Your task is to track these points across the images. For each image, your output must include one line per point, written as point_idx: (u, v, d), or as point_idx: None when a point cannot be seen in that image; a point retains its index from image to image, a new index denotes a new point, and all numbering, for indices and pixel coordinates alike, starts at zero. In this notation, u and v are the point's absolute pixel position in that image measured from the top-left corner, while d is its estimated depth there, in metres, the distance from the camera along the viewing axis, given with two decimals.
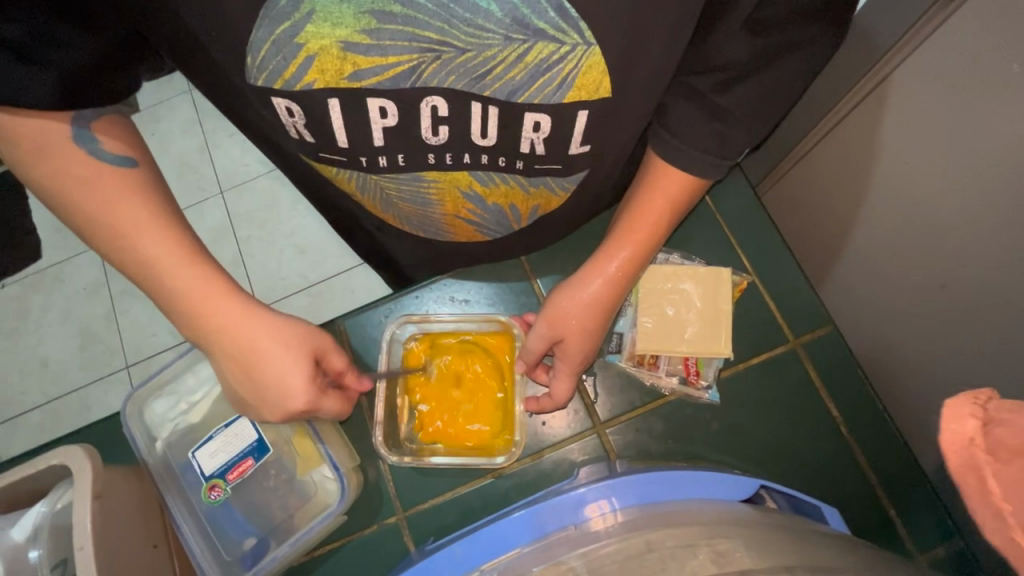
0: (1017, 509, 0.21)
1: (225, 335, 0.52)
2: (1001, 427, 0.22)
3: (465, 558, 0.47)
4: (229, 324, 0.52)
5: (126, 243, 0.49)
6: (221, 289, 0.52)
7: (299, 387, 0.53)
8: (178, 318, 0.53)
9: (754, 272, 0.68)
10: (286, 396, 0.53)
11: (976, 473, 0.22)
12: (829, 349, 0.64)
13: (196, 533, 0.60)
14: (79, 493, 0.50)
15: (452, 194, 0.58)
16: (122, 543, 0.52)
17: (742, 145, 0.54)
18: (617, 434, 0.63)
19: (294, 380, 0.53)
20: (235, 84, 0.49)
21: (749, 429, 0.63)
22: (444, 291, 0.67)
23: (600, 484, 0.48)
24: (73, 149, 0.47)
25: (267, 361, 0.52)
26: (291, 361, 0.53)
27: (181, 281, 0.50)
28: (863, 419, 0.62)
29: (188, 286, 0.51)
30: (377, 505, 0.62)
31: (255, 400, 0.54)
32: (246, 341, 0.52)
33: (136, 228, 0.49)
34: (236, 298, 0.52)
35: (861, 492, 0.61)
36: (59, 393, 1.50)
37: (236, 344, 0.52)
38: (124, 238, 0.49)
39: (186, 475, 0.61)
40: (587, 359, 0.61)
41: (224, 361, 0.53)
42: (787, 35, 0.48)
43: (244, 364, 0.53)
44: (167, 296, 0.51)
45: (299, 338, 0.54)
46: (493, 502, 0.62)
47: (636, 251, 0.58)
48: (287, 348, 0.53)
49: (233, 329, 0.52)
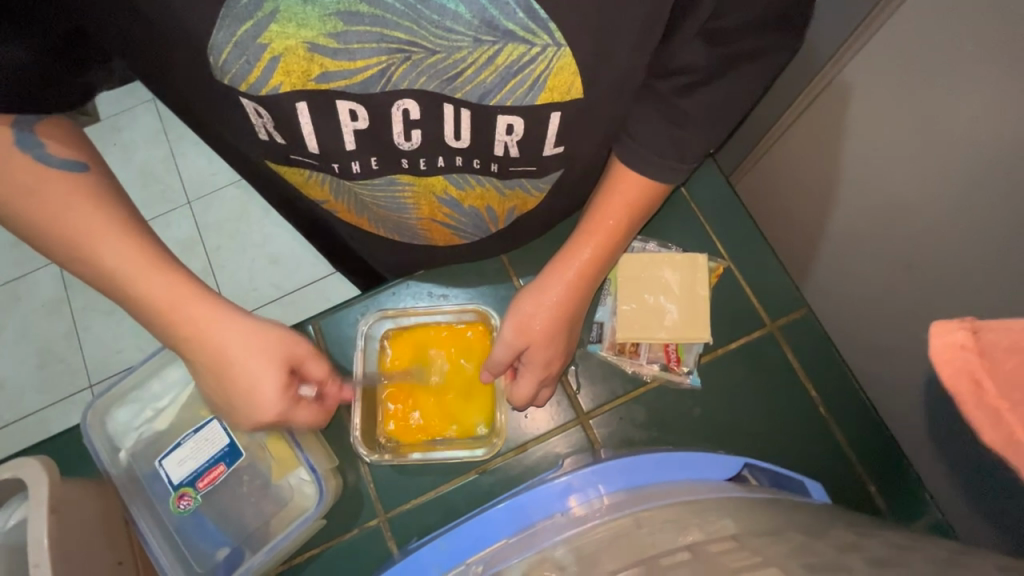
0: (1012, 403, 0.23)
1: (191, 353, 0.51)
2: (989, 331, 0.24)
3: (451, 553, 0.46)
4: (201, 329, 0.50)
5: (86, 254, 0.46)
6: (191, 291, 0.49)
7: (272, 398, 0.52)
8: (149, 323, 0.50)
9: (729, 257, 0.68)
10: (258, 407, 0.52)
11: (970, 377, 0.24)
12: (803, 332, 0.65)
13: (165, 546, 0.56)
14: (34, 505, 0.47)
15: (427, 198, 0.56)
16: (85, 559, 0.49)
17: (701, 152, 0.52)
18: (601, 425, 0.63)
19: (268, 392, 0.51)
20: (196, 82, 0.45)
21: (730, 414, 0.64)
22: (420, 287, 0.66)
23: (588, 469, 0.47)
24: (25, 160, 0.44)
25: (239, 368, 0.51)
26: (264, 371, 0.51)
27: (148, 288, 0.48)
28: (840, 398, 0.63)
29: (156, 294, 0.48)
30: (357, 509, 0.60)
31: (226, 406, 0.53)
32: (221, 346, 0.50)
33: (92, 239, 0.46)
34: (210, 301, 0.50)
35: (844, 469, 0.62)
36: (19, 416, 1.42)
37: (211, 351, 0.50)
38: (81, 245, 0.46)
39: (153, 486, 0.58)
40: (555, 366, 0.58)
41: (200, 369, 0.51)
42: (743, 45, 0.46)
43: (217, 372, 0.51)
44: (136, 305, 0.49)
45: (273, 347, 0.52)
46: (478, 500, 0.60)
47: (603, 244, 0.55)
48: (261, 355, 0.51)
49: (203, 336, 0.50)
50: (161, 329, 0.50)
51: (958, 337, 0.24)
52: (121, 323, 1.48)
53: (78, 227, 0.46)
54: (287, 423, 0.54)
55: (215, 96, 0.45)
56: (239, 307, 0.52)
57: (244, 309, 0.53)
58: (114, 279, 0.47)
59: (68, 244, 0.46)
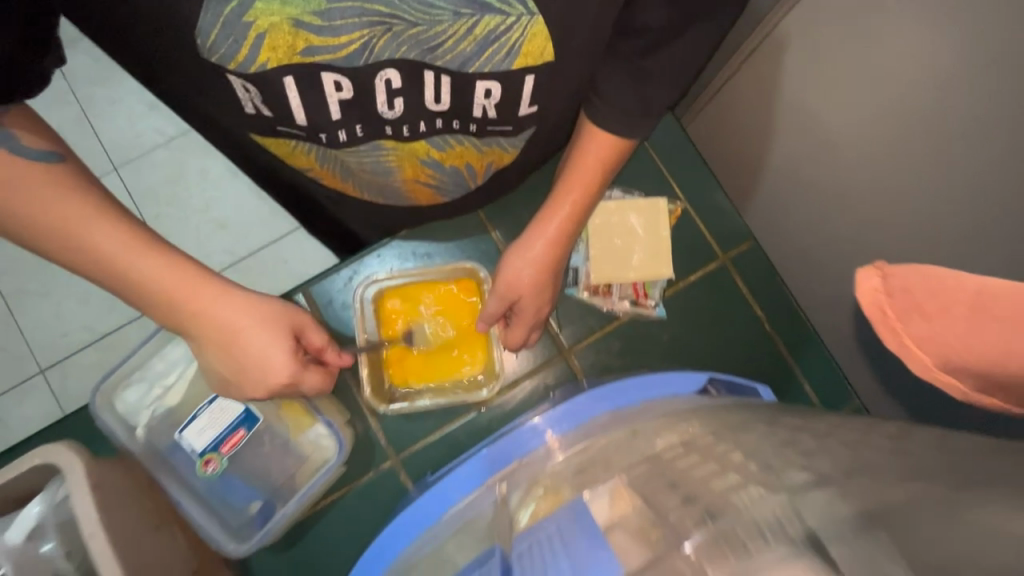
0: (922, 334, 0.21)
1: (193, 329, 0.51)
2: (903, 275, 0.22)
3: (471, 476, 0.54)
4: (202, 304, 0.50)
5: (76, 247, 0.45)
6: (189, 271, 0.50)
7: (282, 362, 0.53)
8: (147, 308, 0.50)
9: (685, 199, 0.75)
10: (269, 372, 0.53)
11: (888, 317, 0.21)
12: (750, 260, 0.74)
13: (200, 508, 0.60)
14: (75, 487, 0.50)
15: (410, 161, 0.57)
16: (131, 525, 0.53)
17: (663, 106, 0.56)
18: (581, 357, 0.71)
19: (277, 356, 0.53)
20: (180, 56, 0.44)
21: (691, 337, 0.73)
22: (405, 248, 0.70)
23: (586, 394, 0.57)
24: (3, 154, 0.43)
25: (245, 335, 0.52)
26: (271, 336, 0.53)
27: (145, 270, 0.47)
28: (781, 314, 0.74)
29: (153, 274, 0.48)
30: (370, 454, 0.66)
31: (236, 380, 0.54)
32: (227, 320, 0.51)
33: (81, 227, 0.45)
34: (211, 283, 0.51)
35: (784, 372, 0.73)
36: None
37: (216, 323, 0.51)
38: (76, 238, 0.45)
39: (175, 456, 0.62)
40: (543, 311, 0.64)
41: (207, 346, 0.52)
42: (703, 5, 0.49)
43: (224, 345, 0.52)
44: (132, 290, 0.48)
45: (274, 315, 0.54)
46: (478, 433, 0.68)
47: (585, 196, 0.60)
48: (265, 323, 0.53)
49: (206, 310, 0.51)
50: (164, 315, 0.50)
51: (875, 283, 0.22)
52: (64, 305, 1.41)
53: (65, 216, 0.44)
54: (297, 390, 0.56)
55: (201, 70, 0.45)
56: (233, 283, 0.53)
57: (243, 287, 0.54)
58: (108, 266, 0.47)
59: (54, 236, 0.44)
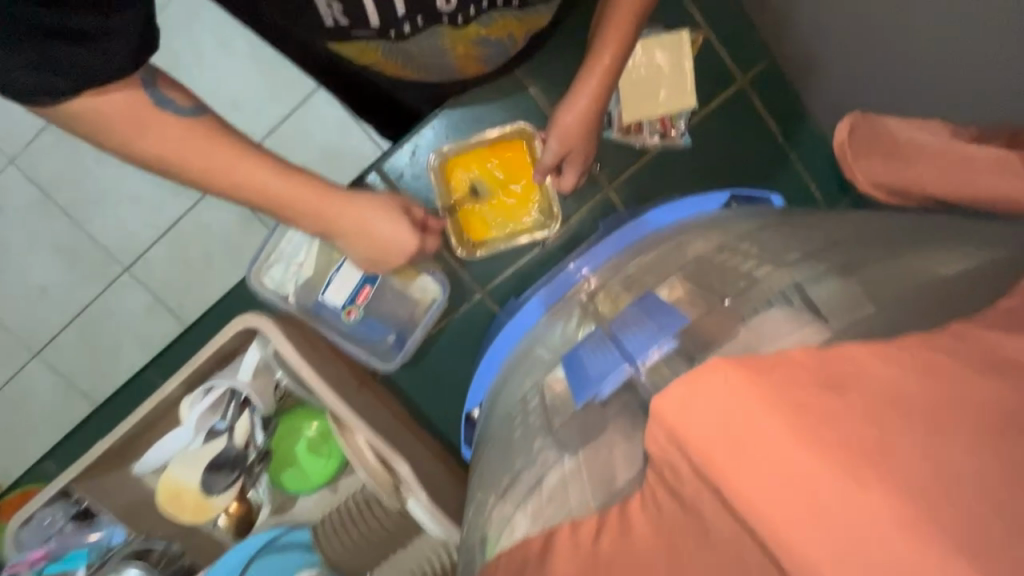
0: None
1: (337, 229, 0.66)
2: None
3: (552, 294, 0.72)
4: (341, 208, 0.64)
5: (236, 181, 0.57)
6: (320, 187, 0.62)
7: (408, 235, 0.69)
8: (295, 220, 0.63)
9: (707, 26, 0.80)
10: (403, 245, 0.69)
11: None
12: (765, 77, 0.82)
13: (352, 343, 0.82)
14: (274, 334, 0.70)
15: (463, 42, 0.63)
16: (314, 357, 0.75)
17: None
18: (620, 189, 0.84)
19: (404, 233, 0.68)
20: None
21: (714, 157, 0.84)
22: (457, 116, 0.80)
23: (635, 221, 0.72)
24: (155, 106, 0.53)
25: (377, 223, 0.67)
26: (396, 219, 0.67)
27: (294, 191, 0.60)
28: (792, 124, 0.84)
29: (300, 194, 0.60)
30: (463, 290, 0.85)
31: (377, 256, 0.70)
32: (361, 215, 0.65)
33: (233, 164, 0.56)
34: (335, 194, 0.63)
35: (795, 177, 0.85)
36: (71, 317, 1.34)
37: (355, 220, 0.65)
38: (234, 173, 0.56)
39: (323, 312, 0.81)
40: (589, 157, 0.76)
41: (349, 239, 0.67)
42: None
43: (364, 233, 0.67)
44: (284, 209, 0.61)
45: (389, 202, 0.68)
46: (544, 264, 0.85)
47: (621, 50, 0.66)
48: (387, 211, 0.67)
49: (345, 212, 0.64)
50: (307, 223, 0.64)
51: None
52: (117, 206, 1.32)
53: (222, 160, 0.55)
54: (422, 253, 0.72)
55: None
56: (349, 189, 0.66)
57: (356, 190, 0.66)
58: (265, 195, 0.58)
59: (217, 174, 0.56)
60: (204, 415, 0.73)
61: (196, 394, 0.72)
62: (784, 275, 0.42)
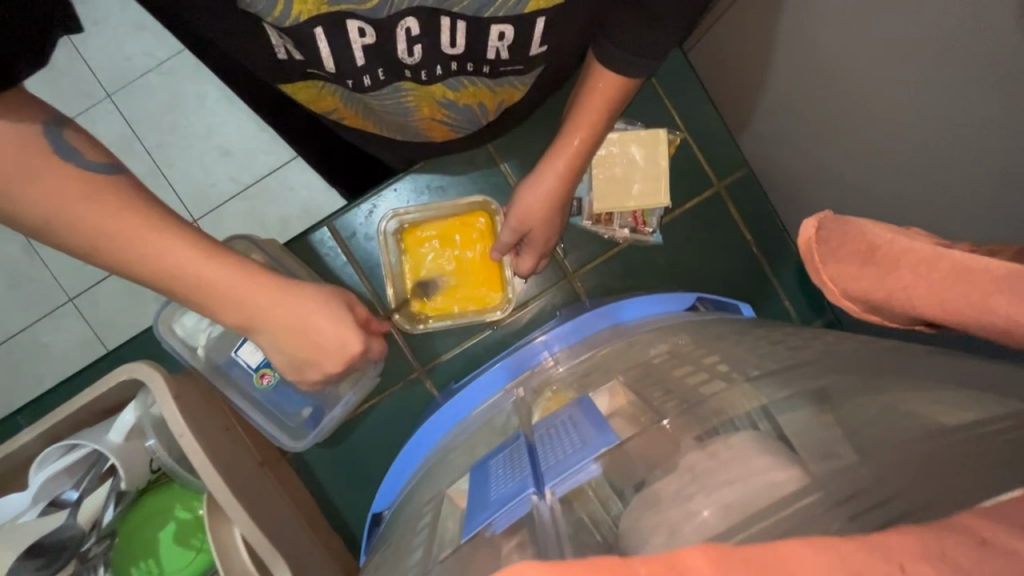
0: (833, 271, 0.27)
1: (268, 325, 0.53)
2: (830, 230, 0.27)
3: (492, 383, 0.63)
4: (273, 303, 0.51)
5: (141, 257, 0.45)
6: (252, 274, 0.50)
7: (351, 334, 0.56)
8: (213, 309, 0.50)
9: (683, 129, 0.79)
10: (345, 343, 0.56)
11: (811, 259, 0.27)
12: (743, 185, 0.80)
13: (258, 412, 0.71)
14: (160, 394, 0.60)
15: (428, 102, 0.61)
16: (206, 423, 0.64)
17: (670, 46, 0.56)
18: (584, 280, 0.79)
19: (347, 331, 0.55)
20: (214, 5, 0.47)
21: (685, 259, 0.80)
22: (419, 182, 0.76)
23: (593, 311, 0.65)
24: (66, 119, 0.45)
25: (317, 322, 0.54)
26: (337, 318, 0.55)
27: (216, 276, 0.48)
28: (768, 235, 0.80)
29: (224, 280, 0.48)
30: (400, 367, 0.76)
31: (314, 359, 0.57)
32: (296, 313, 0.53)
33: (135, 232, 0.44)
34: (270, 276, 0.52)
35: (768, 290, 0.81)
36: (0, 340, 1.26)
37: (287, 317, 0.53)
38: (139, 248, 0.44)
39: (233, 371, 0.71)
40: (552, 240, 0.72)
41: (280, 336, 0.54)
42: None
43: (299, 330, 0.54)
44: (201, 292, 0.48)
45: (334, 295, 0.57)
46: (494, 348, 0.77)
47: (592, 133, 0.64)
48: (330, 309, 0.55)
49: (278, 306, 0.52)
50: (225, 314, 0.51)
51: (809, 232, 0.27)
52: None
53: (116, 228, 0.43)
54: (366, 355, 0.60)
55: (237, 21, 0.47)
56: (288, 278, 0.54)
57: (295, 280, 0.54)
58: (175, 274, 0.46)
59: (114, 239, 0.44)
60: (51, 481, 0.58)
61: (51, 453, 0.59)
62: (751, 396, 0.35)
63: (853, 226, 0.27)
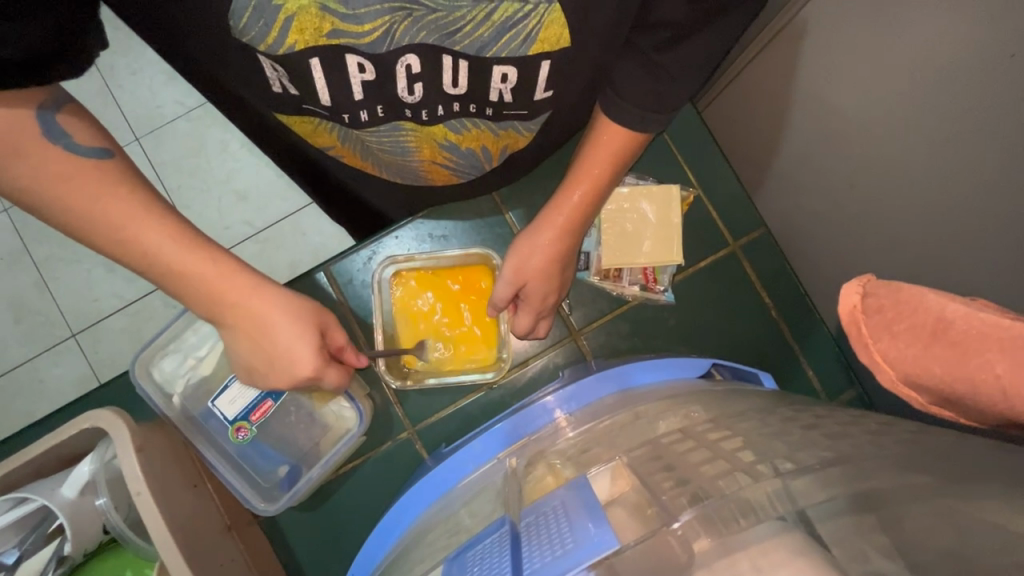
0: (887, 351, 0.26)
1: (231, 324, 0.54)
2: (878, 298, 0.26)
3: (484, 452, 0.57)
4: (239, 303, 0.52)
5: (125, 237, 0.46)
6: (230, 270, 0.51)
7: (308, 354, 0.56)
8: (184, 298, 0.52)
9: (698, 187, 0.76)
10: (297, 363, 0.56)
11: (858, 336, 0.26)
12: (762, 246, 0.75)
13: (231, 469, 0.66)
14: (122, 447, 0.55)
15: (428, 143, 0.59)
16: (170, 478, 0.58)
17: (680, 100, 0.54)
18: (591, 338, 0.74)
19: (307, 351, 0.56)
20: (209, 33, 0.46)
21: (698, 322, 0.75)
22: (422, 229, 0.72)
23: (596, 376, 0.59)
24: (55, 138, 0.43)
25: (279, 333, 0.55)
26: (303, 333, 0.55)
27: (193, 268, 0.49)
28: (789, 300, 0.75)
29: (199, 275, 0.50)
30: (388, 426, 0.70)
31: (264, 368, 0.57)
32: (262, 319, 0.54)
33: (130, 219, 0.46)
34: (244, 278, 0.53)
35: (788, 359, 0.75)
36: None
37: (253, 321, 0.54)
38: (122, 227, 0.46)
39: (209, 422, 0.67)
40: (550, 299, 0.68)
41: (239, 337, 0.55)
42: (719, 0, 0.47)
43: (256, 336, 0.55)
44: (174, 281, 0.50)
45: (308, 312, 0.57)
46: (490, 409, 0.72)
47: (592, 188, 0.61)
48: (296, 321, 0.55)
49: (244, 309, 0.53)
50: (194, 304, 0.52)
51: (854, 299, 0.26)
52: (90, 270, 1.27)
53: (110, 209, 0.45)
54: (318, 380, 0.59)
55: (234, 50, 0.46)
56: (269, 280, 0.55)
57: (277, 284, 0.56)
58: (154, 258, 0.48)
59: (103, 227, 0.45)
60: None
61: None
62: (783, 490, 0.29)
63: (914, 293, 0.26)
